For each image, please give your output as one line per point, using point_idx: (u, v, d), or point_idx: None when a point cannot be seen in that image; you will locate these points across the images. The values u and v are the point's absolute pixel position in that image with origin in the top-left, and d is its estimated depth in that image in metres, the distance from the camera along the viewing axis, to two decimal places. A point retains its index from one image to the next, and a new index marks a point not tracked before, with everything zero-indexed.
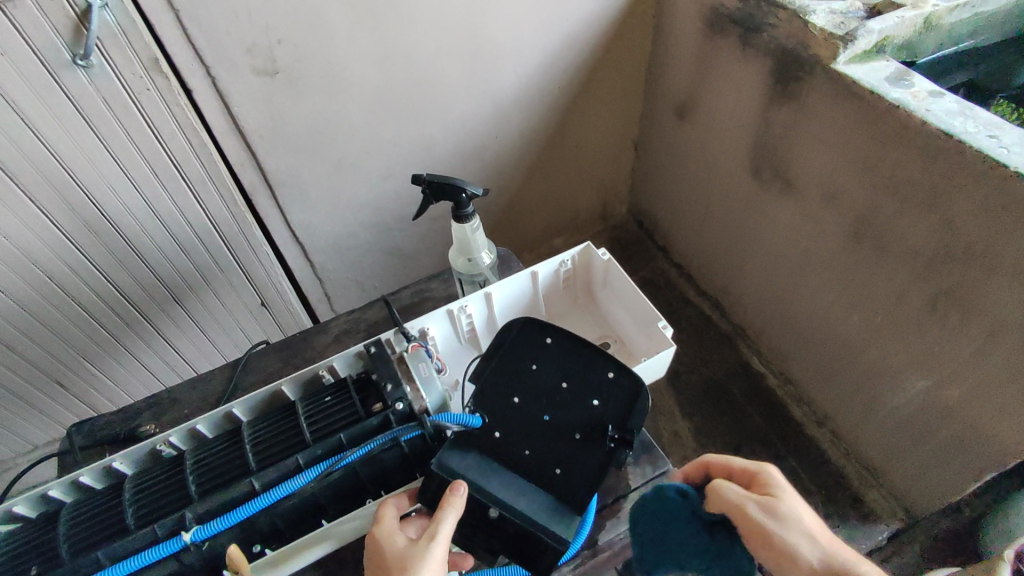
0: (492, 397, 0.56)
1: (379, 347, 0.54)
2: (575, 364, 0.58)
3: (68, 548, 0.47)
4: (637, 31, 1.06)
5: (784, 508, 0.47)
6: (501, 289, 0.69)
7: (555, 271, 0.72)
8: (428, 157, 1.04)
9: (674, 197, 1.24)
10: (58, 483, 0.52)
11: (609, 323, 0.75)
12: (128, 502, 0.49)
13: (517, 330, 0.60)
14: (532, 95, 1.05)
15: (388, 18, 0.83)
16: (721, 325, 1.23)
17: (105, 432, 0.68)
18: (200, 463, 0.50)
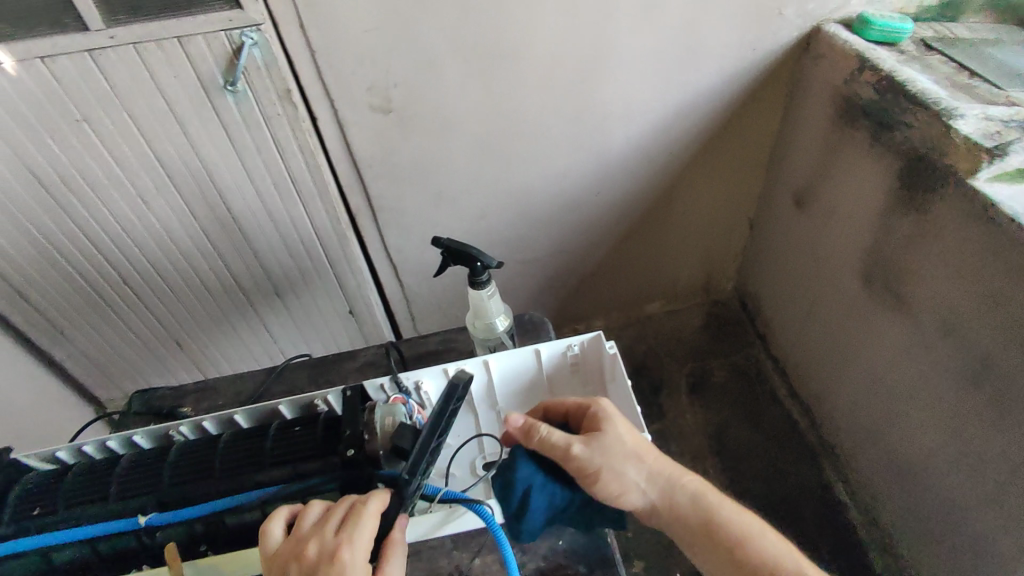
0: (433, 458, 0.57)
1: (353, 394, 0.59)
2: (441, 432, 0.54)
3: (64, 501, 0.56)
4: (765, 107, 1.00)
5: (613, 428, 0.56)
6: (501, 359, 0.72)
7: (561, 353, 0.73)
8: (525, 204, 1.06)
9: (786, 285, 1.14)
10: (91, 442, 0.63)
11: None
12: (118, 475, 0.57)
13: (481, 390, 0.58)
14: (642, 159, 1.03)
15: (501, 72, 0.87)
16: (810, 438, 1.10)
17: (159, 404, 0.82)
18: (180, 459, 0.58)
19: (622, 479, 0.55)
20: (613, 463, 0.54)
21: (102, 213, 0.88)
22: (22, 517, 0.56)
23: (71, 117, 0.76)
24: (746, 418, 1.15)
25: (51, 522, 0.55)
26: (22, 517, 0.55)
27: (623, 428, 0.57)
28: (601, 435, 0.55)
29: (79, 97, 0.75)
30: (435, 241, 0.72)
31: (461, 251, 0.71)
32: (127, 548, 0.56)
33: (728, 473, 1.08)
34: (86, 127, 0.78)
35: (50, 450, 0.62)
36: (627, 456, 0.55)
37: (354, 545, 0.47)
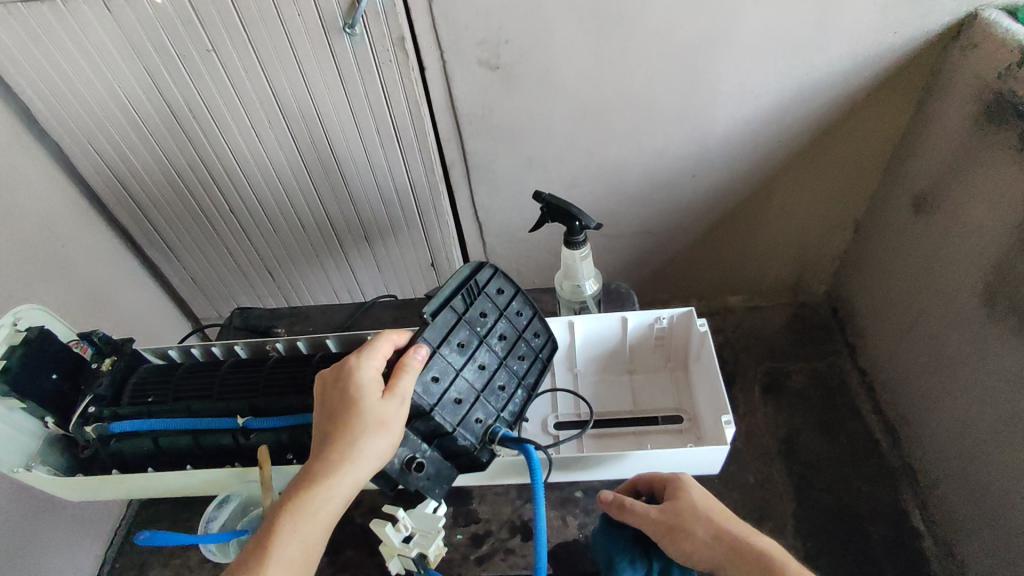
0: (495, 390, 0.68)
1: (472, 319, 0.68)
2: (507, 321, 0.72)
3: (173, 393, 0.66)
4: (896, 100, 0.92)
5: (686, 491, 0.60)
6: (585, 322, 0.76)
7: (648, 325, 0.76)
8: (619, 178, 1.04)
9: (889, 295, 1.06)
10: (198, 346, 0.72)
11: (689, 399, 0.76)
12: (219, 378, 0.67)
13: (546, 346, 0.74)
14: (749, 143, 0.98)
15: (615, 37, 0.83)
16: (891, 460, 1.03)
17: (257, 323, 0.91)
18: (273, 373, 0.66)
19: (701, 535, 0.57)
20: (682, 524, 0.57)
21: (220, 142, 0.94)
22: (137, 400, 0.66)
23: (202, 47, 0.81)
24: (821, 426, 1.10)
25: (162, 410, 0.65)
26: (138, 401, 0.66)
27: (699, 493, 0.60)
28: (674, 499, 0.60)
29: (212, 28, 0.79)
30: (538, 194, 0.74)
31: (563, 209, 0.73)
32: (223, 445, 0.65)
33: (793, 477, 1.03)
34: (214, 57, 0.82)
35: (163, 348, 0.72)
36: (700, 516, 0.58)
37: (368, 359, 0.58)
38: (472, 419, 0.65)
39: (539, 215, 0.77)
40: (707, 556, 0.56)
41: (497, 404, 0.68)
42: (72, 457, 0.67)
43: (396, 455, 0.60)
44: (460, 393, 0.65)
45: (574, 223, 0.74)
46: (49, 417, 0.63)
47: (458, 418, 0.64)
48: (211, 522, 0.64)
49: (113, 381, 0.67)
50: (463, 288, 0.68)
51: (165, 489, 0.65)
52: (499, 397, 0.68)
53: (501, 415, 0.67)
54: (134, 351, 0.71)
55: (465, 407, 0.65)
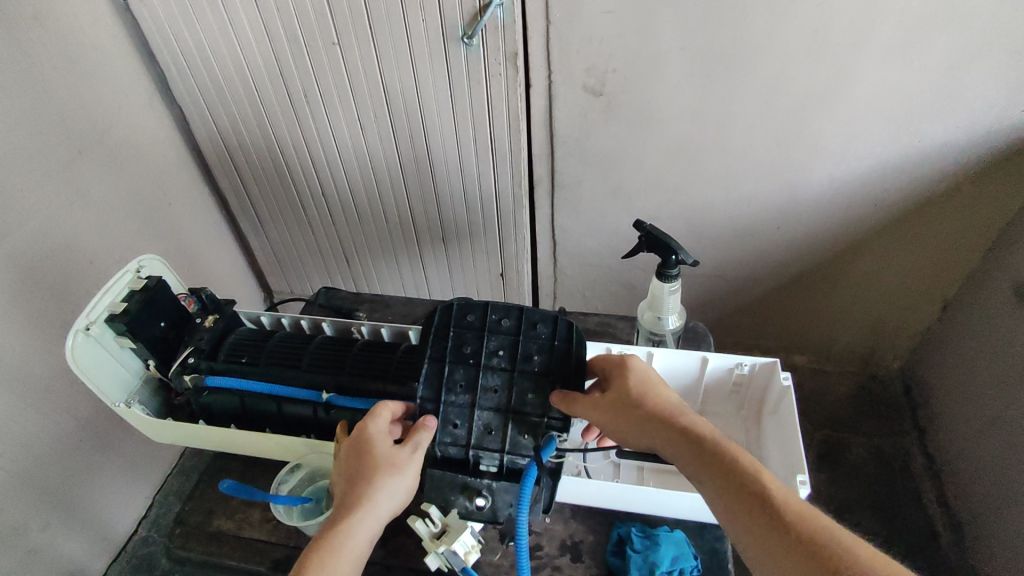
0: (522, 398, 0.62)
1: (458, 351, 0.64)
2: (498, 331, 0.65)
3: (267, 358, 0.70)
4: (1007, 184, 0.88)
5: (627, 373, 0.63)
6: (665, 357, 0.75)
7: (728, 368, 0.75)
8: (702, 218, 1.03)
9: (972, 381, 1.02)
10: (289, 318, 0.78)
11: (758, 450, 0.74)
12: (311, 352, 0.71)
13: (553, 328, 0.64)
14: (843, 202, 0.95)
15: (721, 80, 0.83)
16: (950, 555, 1.01)
17: (338, 304, 0.96)
18: (361, 357, 0.70)
19: (634, 418, 0.60)
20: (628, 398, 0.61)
21: (326, 128, 0.99)
22: (232, 359, 0.70)
23: (329, 40, 0.86)
24: (879, 507, 1.08)
25: (256, 373, 0.69)
26: (234, 361, 0.70)
27: (643, 378, 0.63)
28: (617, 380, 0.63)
29: (342, 23, 0.84)
30: (637, 224, 0.75)
31: (661, 241, 0.73)
32: (304, 415, 0.69)
33: None
34: (337, 50, 0.87)
35: (257, 314, 0.78)
36: (636, 403, 0.61)
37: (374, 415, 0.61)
38: (517, 435, 0.61)
39: (636, 243, 0.77)
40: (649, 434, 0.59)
41: (537, 411, 0.62)
42: (165, 401, 0.73)
43: (458, 497, 0.61)
44: (488, 423, 0.62)
45: (670, 255, 0.74)
46: (151, 360, 0.68)
47: (506, 442, 0.61)
48: (282, 485, 0.68)
49: (213, 336, 0.72)
50: (428, 338, 0.64)
51: (244, 447, 0.70)
52: (535, 402, 0.62)
53: (548, 418, 0.62)
54: (233, 312, 0.76)
55: (500, 431, 0.61)
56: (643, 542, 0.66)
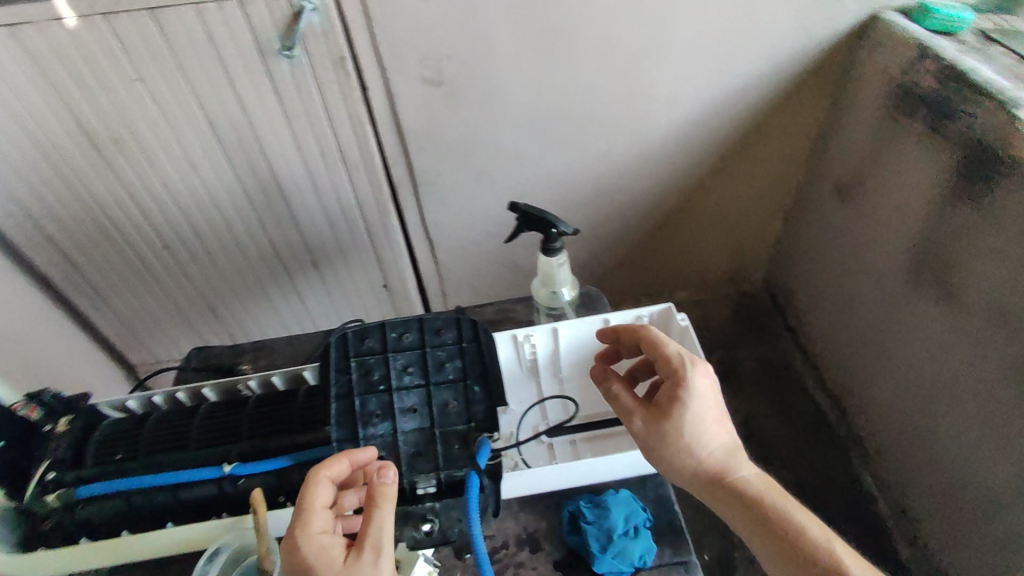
0: (444, 410, 0.61)
1: (366, 380, 0.61)
2: (402, 347, 0.64)
3: (146, 446, 0.63)
4: (812, 98, 1.00)
5: (677, 407, 0.60)
6: (569, 328, 0.76)
7: (629, 323, 0.78)
8: (566, 184, 1.05)
9: (819, 277, 1.14)
10: (160, 394, 0.69)
11: None
12: (197, 425, 0.64)
13: (457, 330, 0.65)
14: (685, 143, 1.02)
15: (550, 48, 0.85)
16: (840, 431, 1.12)
17: (215, 361, 0.87)
18: (257, 415, 0.65)
19: (676, 457, 0.60)
20: (679, 426, 0.59)
21: (149, 174, 0.88)
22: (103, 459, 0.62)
23: (129, 77, 0.77)
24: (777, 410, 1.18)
25: (136, 467, 0.61)
26: (107, 460, 0.62)
27: (694, 416, 0.59)
28: (663, 412, 0.60)
29: (139, 55, 0.75)
30: (512, 206, 0.75)
31: (538, 217, 0.74)
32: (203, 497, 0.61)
33: None
34: (141, 86, 0.78)
35: (120, 400, 0.69)
36: (682, 448, 0.59)
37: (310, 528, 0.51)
38: (447, 448, 0.60)
39: (515, 224, 0.78)
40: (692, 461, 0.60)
41: (461, 419, 0.61)
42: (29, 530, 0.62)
43: (404, 531, 0.59)
44: (416, 445, 0.60)
45: (550, 229, 0.75)
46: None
47: (439, 460, 0.59)
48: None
49: (72, 441, 0.63)
50: (330, 374, 0.61)
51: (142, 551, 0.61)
52: (457, 410, 0.61)
53: (474, 424, 0.61)
54: (90, 407, 0.67)
55: (430, 450, 0.59)
56: (594, 511, 0.67)
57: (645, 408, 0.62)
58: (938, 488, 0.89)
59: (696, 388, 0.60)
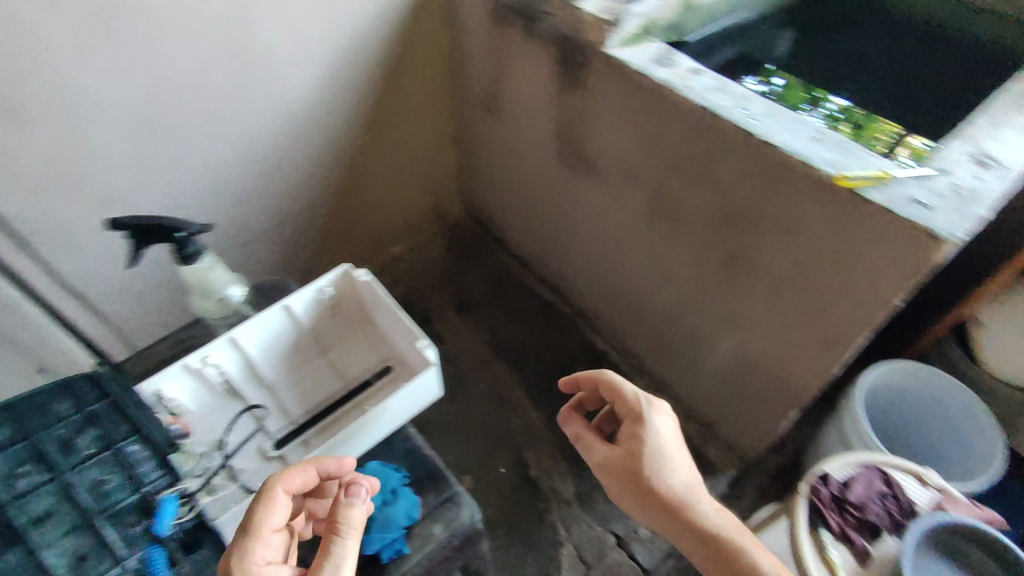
0: (95, 491, 0.54)
1: None
2: (10, 456, 0.55)
3: None
4: (430, 26, 1.04)
5: (634, 443, 0.63)
6: (249, 331, 0.70)
7: (314, 300, 0.75)
8: (220, 178, 0.93)
9: (499, 189, 1.23)
10: None
11: (386, 345, 0.76)
12: None
13: (77, 407, 0.59)
14: (330, 100, 0.98)
15: (123, 30, 0.73)
16: (563, 309, 1.24)
17: None
18: None
19: (637, 488, 0.62)
20: (632, 460, 0.62)
21: None
22: None
23: None
24: (512, 314, 1.24)
25: None
26: None
27: (656, 446, 0.63)
28: (623, 451, 0.64)
29: None
30: (114, 223, 0.64)
31: (156, 225, 0.65)
32: None
33: (512, 366, 1.15)
34: None
35: None
36: (642, 479, 0.62)
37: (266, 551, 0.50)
38: (118, 527, 0.53)
39: (134, 245, 0.67)
40: (649, 495, 0.61)
41: (121, 491, 0.55)
42: None
43: None
44: (74, 548, 0.51)
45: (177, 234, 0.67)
46: None
47: (110, 546, 0.52)
48: None
49: None
50: None
51: None
52: (112, 483, 0.55)
53: (144, 487, 0.55)
54: None
55: (95, 541, 0.52)
56: None
57: (608, 451, 0.65)
58: (640, 324, 1.07)
59: (653, 427, 0.64)
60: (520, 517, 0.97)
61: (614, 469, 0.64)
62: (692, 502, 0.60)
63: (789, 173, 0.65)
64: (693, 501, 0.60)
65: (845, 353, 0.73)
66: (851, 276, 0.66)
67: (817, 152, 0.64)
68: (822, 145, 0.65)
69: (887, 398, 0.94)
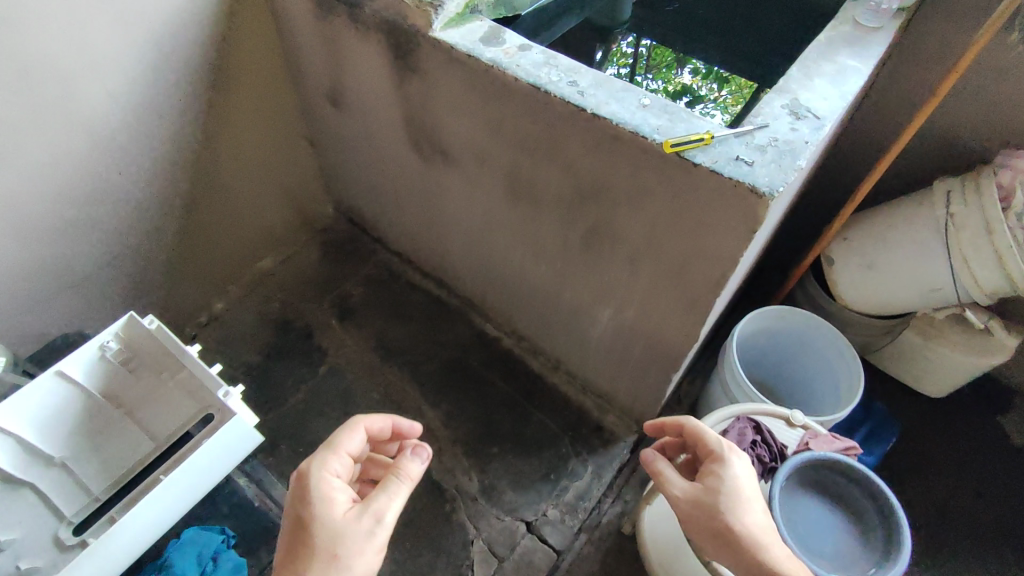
0: None
1: None
2: None
3: None
4: (252, 20, 0.96)
5: (712, 480, 0.58)
6: (20, 410, 0.72)
7: (98, 363, 0.77)
8: (24, 218, 0.82)
9: (365, 187, 1.17)
10: None
11: (191, 389, 0.80)
12: None
13: None
14: (147, 113, 0.88)
15: None
16: (451, 301, 1.20)
17: None
18: None
19: (714, 531, 0.56)
20: (714, 497, 0.57)
21: None
22: None
23: None
24: (397, 313, 1.19)
25: None
26: None
27: (735, 488, 0.57)
28: (700, 487, 0.58)
29: None
30: None
31: None
32: None
33: (405, 368, 1.11)
34: None
35: None
36: (721, 516, 0.56)
37: (341, 463, 0.56)
38: None
39: None
40: (726, 539, 0.55)
41: None
42: None
43: None
44: None
45: None
46: None
47: None
48: None
49: None
50: None
51: None
52: None
53: None
54: None
55: None
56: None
57: (687, 487, 0.59)
58: (524, 306, 1.06)
59: (731, 469, 0.59)
60: (428, 523, 0.94)
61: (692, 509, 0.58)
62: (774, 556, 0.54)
63: (619, 143, 0.64)
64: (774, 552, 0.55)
65: (704, 312, 0.74)
66: (694, 239, 0.67)
67: (642, 120, 0.63)
68: (647, 112, 0.64)
69: (759, 343, 0.98)
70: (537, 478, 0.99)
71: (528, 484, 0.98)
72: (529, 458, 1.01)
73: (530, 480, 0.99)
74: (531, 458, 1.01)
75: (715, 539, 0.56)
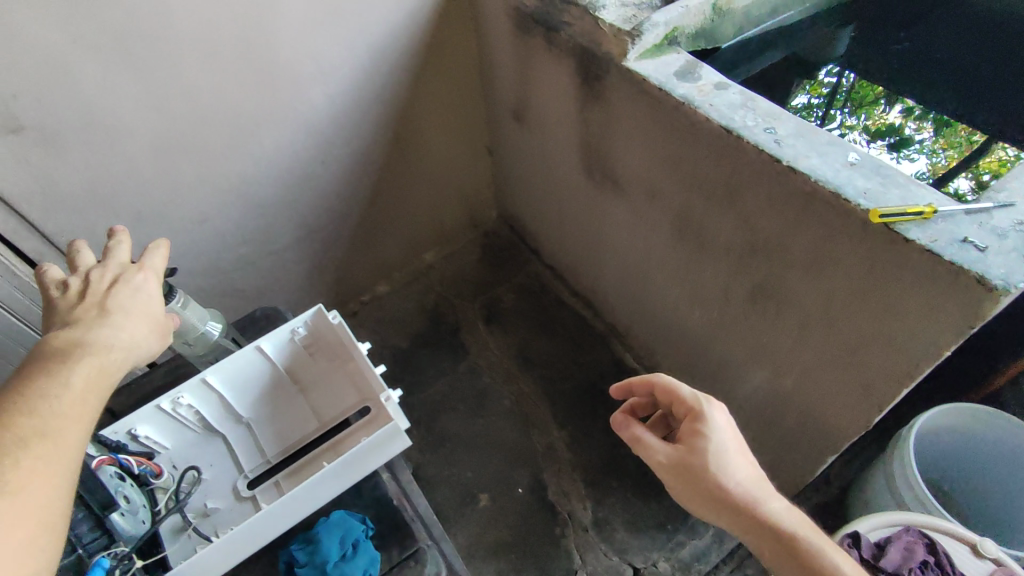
0: None
1: None
2: None
3: None
4: (456, 33, 1.01)
5: (696, 441, 0.52)
6: (218, 373, 0.69)
7: (285, 341, 0.73)
8: (247, 194, 0.96)
9: (531, 199, 1.20)
10: None
11: (366, 385, 0.74)
12: None
13: None
14: (354, 111, 0.98)
15: (148, 58, 0.74)
16: (596, 324, 1.20)
17: None
18: None
19: (700, 489, 0.50)
20: (700, 458, 0.51)
21: None
22: None
23: None
24: (542, 326, 1.21)
25: None
26: None
27: (719, 449, 0.51)
28: (683, 448, 0.52)
29: None
30: None
31: None
32: None
33: (539, 381, 1.13)
34: None
35: None
36: (709, 476, 0.50)
37: (155, 269, 0.56)
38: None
39: None
40: (719, 500, 0.50)
41: None
42: None
43: None
44: None
45: None
46: None
47: None
48: None
49: None
50: None
51: None
52: None
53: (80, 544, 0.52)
54: None
55: None
56: None
57: (666, 446, 0.54)
58: (671, 346, 1.01)
59: (714, 424, 0.53)
60: (534, 541, 0.95)
61: (677, 475, 0.52)
62: (774, 510, 0.49)
63: (813, 203, 0.59)
64: (776, 504, 0.49)
65: (880, 401, 0.65)
66: (884, 320, 0.59)
67: (847, 181, 0.57)
68: (855, 172, 0.58)
69: (944, 442, 0.84)
70: (651, 526, 0.95)
71: (641, 529, 0.95)
72: (647, 503, 0.97)
73: (644, 527, 0.95)
74: (649, 503, 0.97)
75: (706, 503, 0.51)
